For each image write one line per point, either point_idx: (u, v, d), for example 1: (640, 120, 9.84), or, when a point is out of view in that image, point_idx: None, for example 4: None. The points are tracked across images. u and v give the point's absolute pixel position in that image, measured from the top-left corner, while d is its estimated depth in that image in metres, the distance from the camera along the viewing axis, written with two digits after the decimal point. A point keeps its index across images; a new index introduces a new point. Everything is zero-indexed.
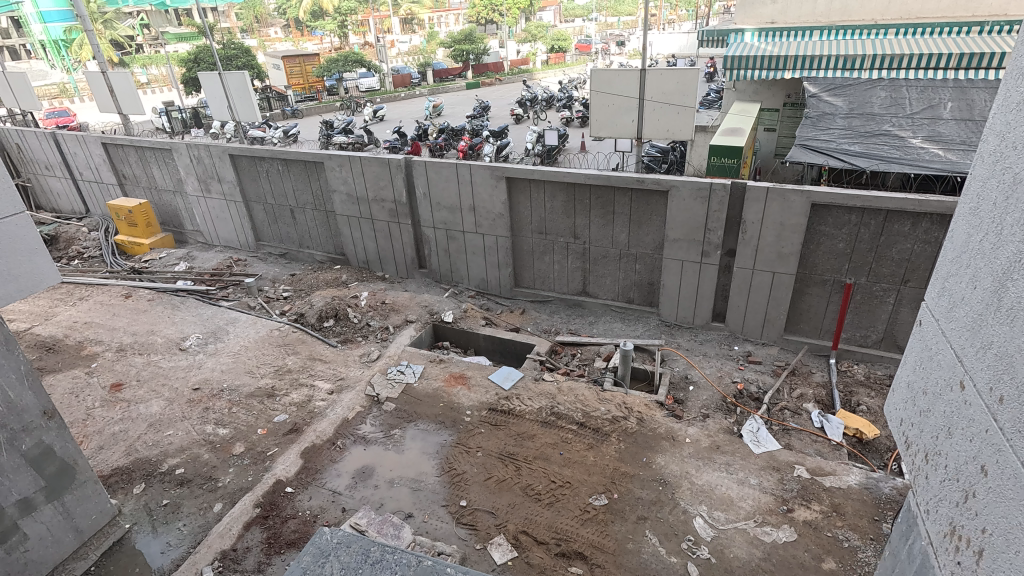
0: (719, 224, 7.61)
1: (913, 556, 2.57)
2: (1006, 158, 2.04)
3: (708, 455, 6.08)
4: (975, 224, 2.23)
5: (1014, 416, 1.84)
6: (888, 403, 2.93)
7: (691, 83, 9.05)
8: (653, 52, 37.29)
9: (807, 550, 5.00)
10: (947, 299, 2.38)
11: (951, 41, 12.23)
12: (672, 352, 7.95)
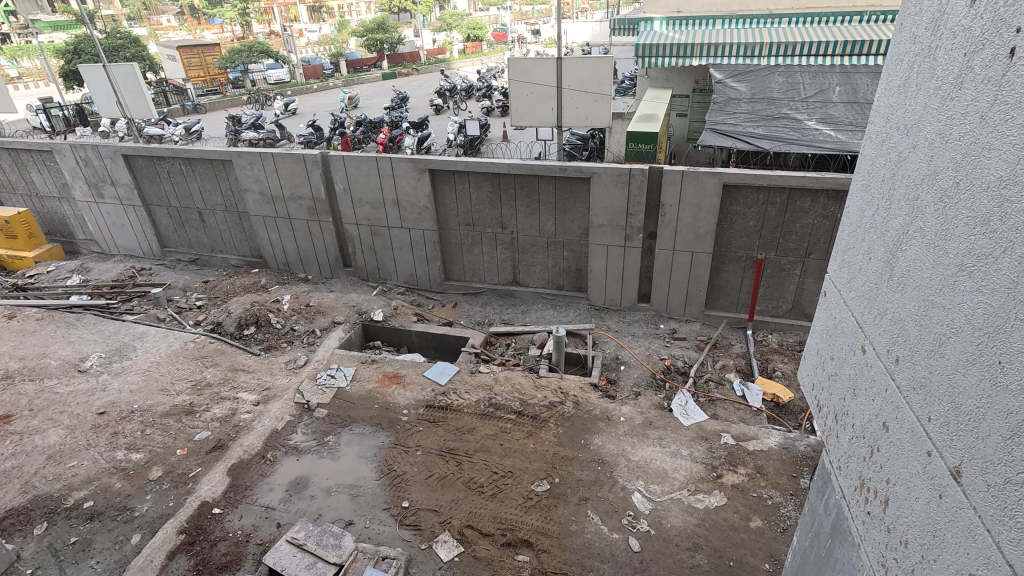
0: (640, 209, 7.85)
1: (829, 511, 2.76)
2: (891, 138, 2.22)
3: (642, 431, 6.31)
4: (867, 200, 2.41)
5: (908, 374, 2.00)
6: (801, 370, 3.13)
7: (606, 72, 9.24)
8: (568, 41, 37.76)
9: (736, 512, 5.32)
10: (846, 270, 2.58)
11: (837, 29, 13.24)
12: (603, 334, 8.15)
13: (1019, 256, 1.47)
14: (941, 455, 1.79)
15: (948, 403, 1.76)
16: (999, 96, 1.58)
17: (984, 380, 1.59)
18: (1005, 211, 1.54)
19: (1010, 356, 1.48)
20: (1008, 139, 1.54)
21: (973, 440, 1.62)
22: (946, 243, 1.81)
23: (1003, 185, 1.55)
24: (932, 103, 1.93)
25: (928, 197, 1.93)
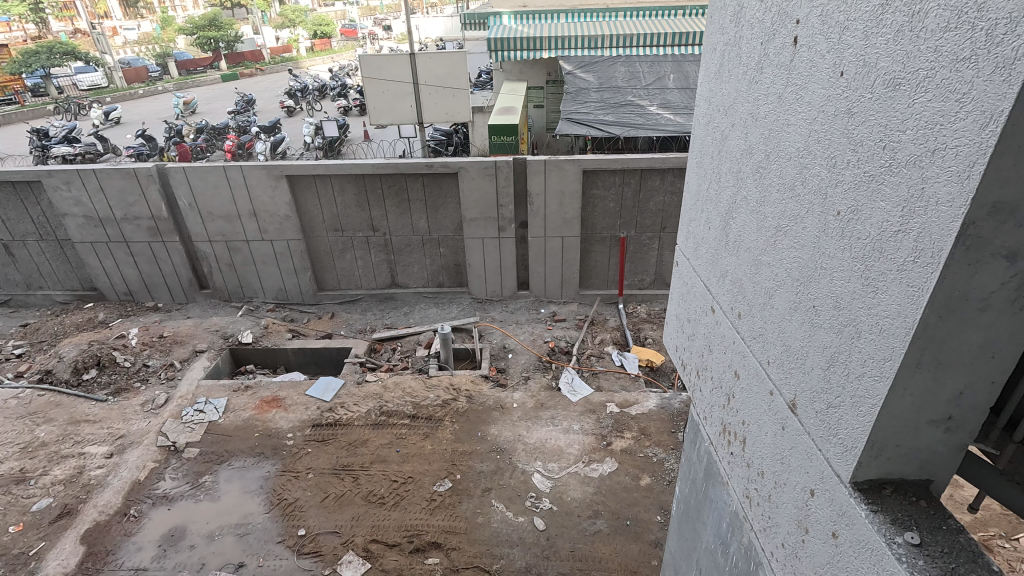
0: (509, 199, 8.04)
1: (701, 458, 3.05)
2: (713, 119, 2.49)
3: (535, 414, 6.52)
4: (701, 176, 2.69)
5: (749, 325, 2.28)
6: (665, 335, 3.43)
7: (461, 66, 9.35)
8: (421, 36, 37.30)
9: (627, 474, 5.71)
10: (692, 240, 2.86)
11: (665, 22, 14.51)
12: (488, 326, 8.25)
13: (819, 214, 1.73)
14: (781, 393, 2.05)
15: (781, 347, 2.02)
16: (790, 78, 1.83)
17: (804, 323, 1.85)
18: (805, 177, 1.80)
19: (821, 301, 1.74)
20: (800, 115, 1.79)
21: (802, 375, 1.89)
22: (766, 209, 2.06)
23: (801, 154, 1.80)
24: (742, 88, 2.19)
25: (747, 169, 2.19)
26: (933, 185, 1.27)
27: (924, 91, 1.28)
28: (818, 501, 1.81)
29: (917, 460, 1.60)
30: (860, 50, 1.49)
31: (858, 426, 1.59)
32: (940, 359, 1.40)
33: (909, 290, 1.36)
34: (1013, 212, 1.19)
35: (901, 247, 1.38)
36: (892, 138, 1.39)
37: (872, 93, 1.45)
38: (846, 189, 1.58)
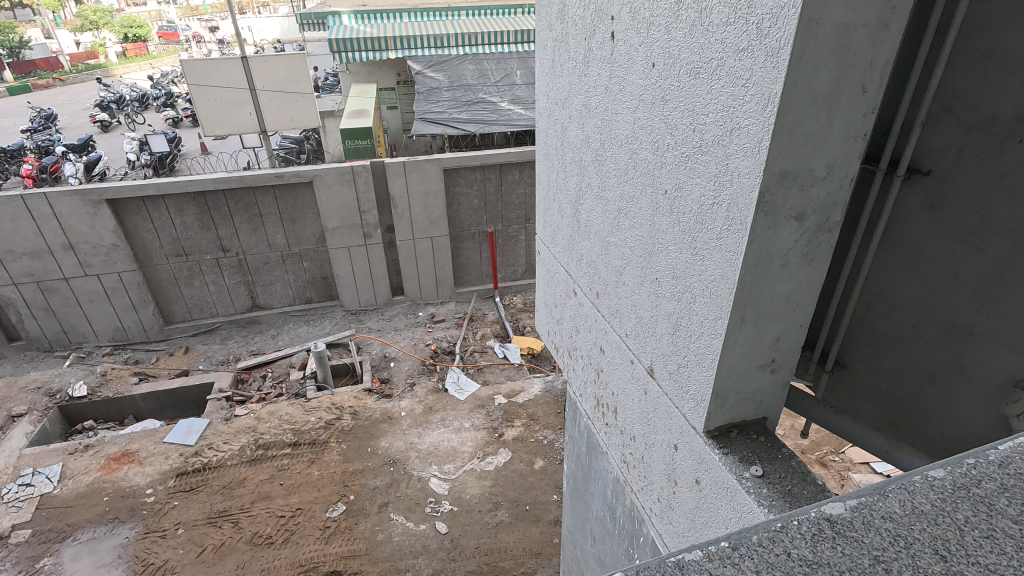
0: (371, 204, 7.79)
1: (582, 433, 3.21)
2: (553, 112, 2.62)
3: (425, 419, 6.43)
4: (549, 166, 2.82)
5: (607, 303, 2.44)
6: (537, 321, 3.55)
7: (302, 69, 8.78)
8: (255, 38, 34.58)
9: (522, 460, 5.86)
10: (549, 229, 2.99)
11: (507, 20, 14.92)
12: (366, 337, 7.91)
13: (650, 195, 1.89)
14: (639, 361, 2.22)
15: (635, 319, 2.19)
16: (613, 71, 1.98)
17: (651, 295, 2.02)
18: (635, 161, 1.95)
19: (662, 273, 1.91)
20: (624, 105, 1.94)
21: (655, 343, 2.06)
22: (607, 193, 2.21)
23: (630, 141, 1.96)
24: (573, 82, 2.32)
25: (587, 158, 2.33)
26: (734, 161, 1.44)
27: (717, 78, 1.45)
28: (682, 454, 1.99)
29: (753, 402, 1.83)
30: (666, 45, 1.65)
31: (703, 381, 1.77)
32: (758, 312, 1.61)
33: (728, 255, 1.53)
34: (796, 177, 1.39)
35: (717, 217, 1.56)
36: (699, 121, 1.55)
37: (680, 81, 1.61)
38: (669, 169, 1.75)
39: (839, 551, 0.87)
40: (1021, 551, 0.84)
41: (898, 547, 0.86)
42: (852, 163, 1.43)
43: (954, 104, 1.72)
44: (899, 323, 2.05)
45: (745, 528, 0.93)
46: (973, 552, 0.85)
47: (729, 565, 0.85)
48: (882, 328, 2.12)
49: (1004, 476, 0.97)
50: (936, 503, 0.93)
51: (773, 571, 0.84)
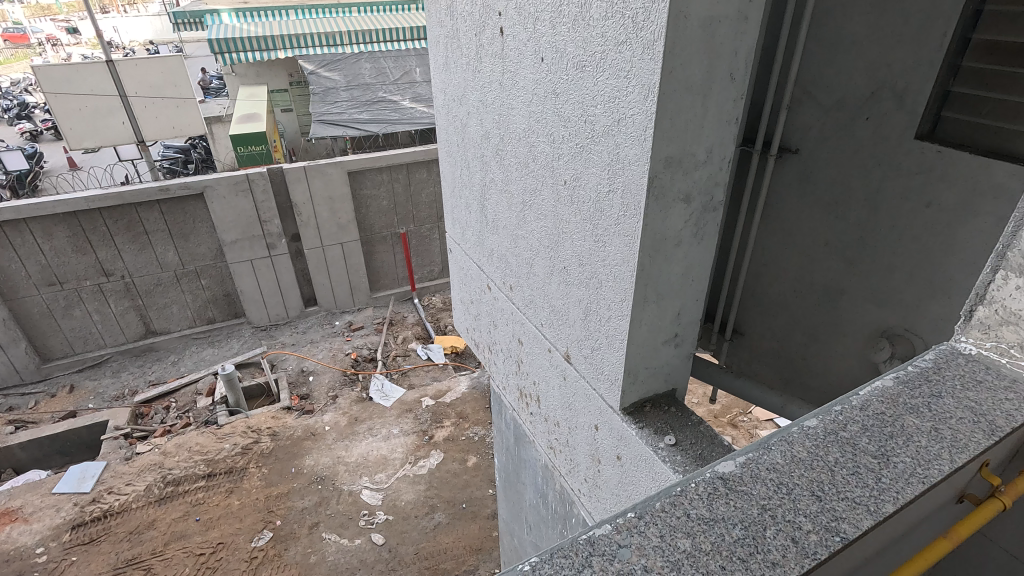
0: (272, 213, 7.39)
1: (509, 425, 3.25)
2: (451, 109, 2.60)
3: (350, 431, 6.22)
4: (453, 164, 2.81)
5: (520, 295, 2.47)
6: (456, 319, 3.54)
7: (181, 73, 8.23)
8: (122, 40, 31.46)
9: (454, 460, 5.83)
10: (459, 227, 2.98)
11: (401, 16, 14.64)
12: (280, 353, 7.46)
13: (551, 186, 1.93)
14: (556, 349, 2.28)
15: (548, 308, 2.24)
16: (505, 66, 2.00)
17: (561, 283, 2.07)
18: (534, 154, 1.99)
19: (569, 262, 1.97)
20: (519, 99, 1.97)
21: (568, 329, 2.12)
22: (510, 187, 2.24)
23: (527, 134, 1.99)
24: (468, 78, 2.32)
25: (488, 153, 2.35)
26: (624, 149, 1.51)
27: (602, 71, 1.51)
28: (602, 434, 2.07)
29: (662, 375, 1.93)
30: (551, 39, 1.69)
31: (616, 360, 1.85)
32: (659, 291, 1.70)
33: (627, 239, 1.60)
34: (680, 162, 1.48)
35: (614, 204, 1.62)
36: (589, 112, 1.61)
37: (567, 75, 1.66)
38: (566, 160, 1.80)
39: (732, 505, 0.95)
40: (879, 481, 0.97)
41: (782, 494, 0.95)
42: (728, 146, 1.55)
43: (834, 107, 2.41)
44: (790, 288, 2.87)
45: (650, 495, 0.98)
46: (842, 489, 0.96)
47: (636, 533, 0.90)
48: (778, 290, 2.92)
49: (864, 418, 1.12)
50: (811, 449, 1.04)
51: (675, 532, 0.90)
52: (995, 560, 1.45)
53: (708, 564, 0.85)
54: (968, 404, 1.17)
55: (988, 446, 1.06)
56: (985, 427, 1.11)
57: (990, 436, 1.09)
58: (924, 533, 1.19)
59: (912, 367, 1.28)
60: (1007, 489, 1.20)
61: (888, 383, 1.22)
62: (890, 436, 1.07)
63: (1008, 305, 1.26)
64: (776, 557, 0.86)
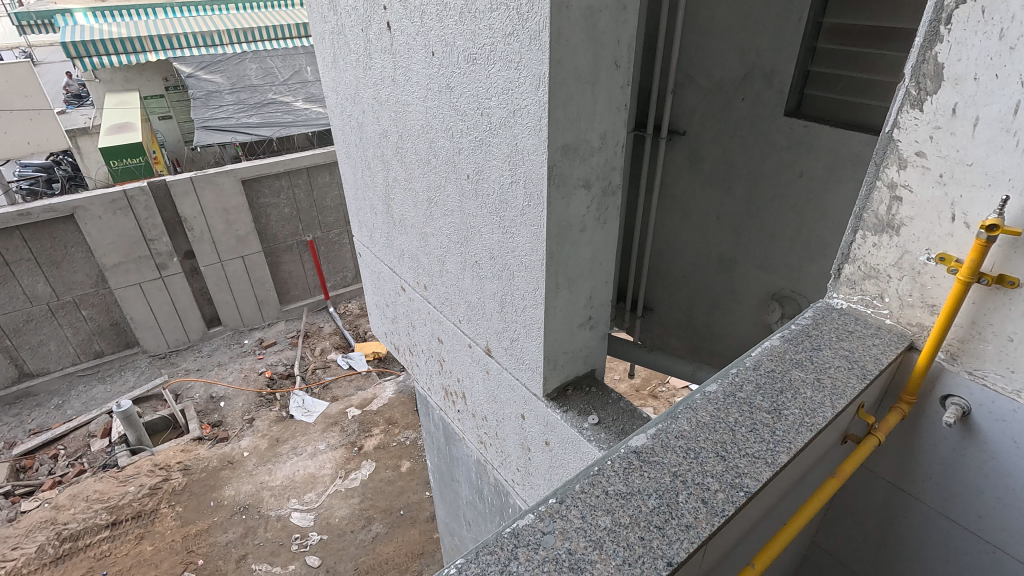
0: (159, 231, 6.78)
1: (438, 426, 3.21)
2: (345, 108, 2.51)
3: (272, 454, 5.89)
4: (353, 165, 2.71)
5: (436, 294, 2.44)
6: (372, 325, 3.44)
7: (32, 81, 7.44)
8: None
9: (387, 467, 5.69)
10: (366, 230, 2.89)
11: (283, 13, 13.95)
12: (184, 380, 6.87)
13: (454, 181, 1.92)
14: (476, 343, 2.27)
15: (464, 304, 2.23)
16: (396, 62, 1.95)
17: (474, 277, 2.07)
18: (434, 150, 1.96)
19: (480, 256, 1.97)
20: (413, 95, 1.93)
21: (486, 323, 2.12)
22: (414, 185, 2.20)
23: (425, 130, 1.96)
24: (359, 75, 2.23)
25: (388, 152, 2.28)
26: (522, 140, 1.52)
27: (493, 63, 1.51)
28: (530, 422, 2.09)
29: (581, 358, 1.98)
30: (440, 33, 1.66)
31: (535, 348, 1.87)
32: (569, 276, 1.74)
33: (533, 229, 1.62)
34: (576, 150, 1.52)
35: (518, 194, 1.63)
36: (484, 105, 1.61)
37: (460, 68, 1.64)
38: (467, 155, 1.78)
39: (647, 476, 0.99)
40: (774, 434, 1.06)
41: (690, 459, 1.01)
42: (621, 131, 1.60)
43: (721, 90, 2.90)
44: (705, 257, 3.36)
45: (569, 478, 1.00)
46: (743, 446, 1.03)
47: (558, 518, 0.92)
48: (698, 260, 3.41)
49: (757, 377, 1.21)
50: (713, 413, 1.11)
51: (594, 511, 0.93)
52: (879, 489, 1.63)
53: (628, 537, 0.89)
54: (843, 353, 1.30)
55: (861, 389, 1.18)
56: (859, 372, 1.24)
57: (862, 380, 1.22)
58: (819, 471, 1.33)
59: (795, 326, 1.40)
60: (880, 423, 1.36)
61: (776, 342, 1.33)
62: (780, 392, 1.17)
63: (868, 261, 1.41)
64: (690, 519, 0.91)
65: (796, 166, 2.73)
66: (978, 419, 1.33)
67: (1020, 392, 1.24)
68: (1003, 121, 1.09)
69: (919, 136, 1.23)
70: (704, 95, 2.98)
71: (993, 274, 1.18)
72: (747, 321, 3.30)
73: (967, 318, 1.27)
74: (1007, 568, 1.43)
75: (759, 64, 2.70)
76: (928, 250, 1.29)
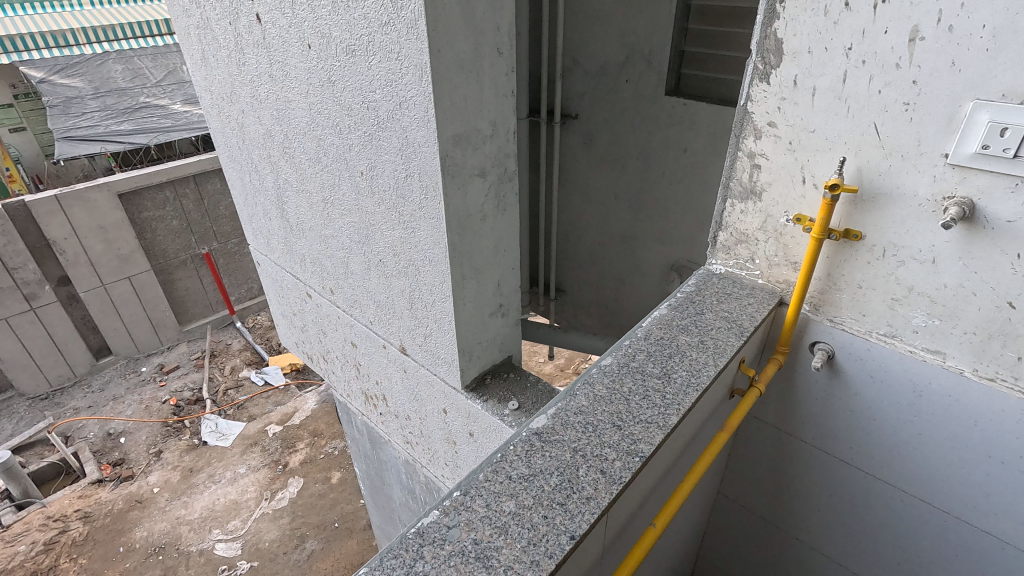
0: (21, 256, 5.90)
1: (362, 432, 3.11)
2: (222, 108, 2.34)
3: (187, 485, 5.32)
4: (239, 169, 2.53)
5: (343, 297, 2.35)
6: (282, 336, 3.29)
7: None
8: None
9: (316, 481, 5.29)
10: (261, 237, 2.73)
11: (147, 7, 12.75)
12: (75, 420, 6.05)
13: (348, 179, 1.85)
14: (390, 343, 2.22)
15: (374, 305, 2.17)
16: (271, 57, 1.83)
17: (380, 276, 2.01)
18: (324, 148, 1.87)
19: (383, 254, 1.92)
20: (294, 91, 1.83)
21: (397, 322, 2.08)
22: (307, 186, 2.09)
23: (311, 128, 1.86)
24: (233, 72, 2.08)
25: (274, 152, 2.16)
26: (411, 132, 1.49)
27: (373, 54, 1.46)
28: (452, 416, 2.07)
29: (496, 346, 2.00)
30: (314, 24, 1.57)
31: (448, 342, 1.86)
32: (475, 266, 1.74)
33: (432, 222, 1.60)
34: (467, 139, 1.51)
35: (412, 187, 1.60)
36: (369, 98, 1.55)
37: (339, 61, 1.57)
38: (358, 151, 1.72)
39: (548, 456, 1.02)
40: (664, 398, 1.13)
41: (589, 433, 1.05)
42: (510, 118, 1.62)
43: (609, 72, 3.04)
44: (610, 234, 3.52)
45: (474, 469, 1.01)
46: (637, 414, 1.09)
47: (463, 510, 0.92)
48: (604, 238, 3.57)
49: (648, 346, 1.28)
50: (609, 386, 1.16)
51: (499, 498, 0.94)
52: (770, 436, 1.78)
53: (532, 518, 0.90)
54: (724, 315, 1.40)
55: (740, 345, 1.28)
56: (737, 329, 1.34)
57: (741, 336, 1.32)
58: (712, 425, 1.44)
59: (680, 294, 1.50)
60: (761, 375, 1.50)
61: (664, 311, 1.42)
62: (670, 357, 1.24)
63: (738, 227, 1.53)
64: (590, 491, 0.94)
65: (680, 142, 2.92)
66: (842, 360, 1.48)
67: (870, 331, 1.40)
68: (834, 89, 1.21)
69: (769, 107, 1.33)
70: (592, 79, 3.12)
71: (840, 230, 1.31)
72: (655, 291, 3.50)
73: (824, 271, 1.41)
74: (875, 490, 1.60)
75: (637, 46, 2.86)
76: (786, 213, 1.40)
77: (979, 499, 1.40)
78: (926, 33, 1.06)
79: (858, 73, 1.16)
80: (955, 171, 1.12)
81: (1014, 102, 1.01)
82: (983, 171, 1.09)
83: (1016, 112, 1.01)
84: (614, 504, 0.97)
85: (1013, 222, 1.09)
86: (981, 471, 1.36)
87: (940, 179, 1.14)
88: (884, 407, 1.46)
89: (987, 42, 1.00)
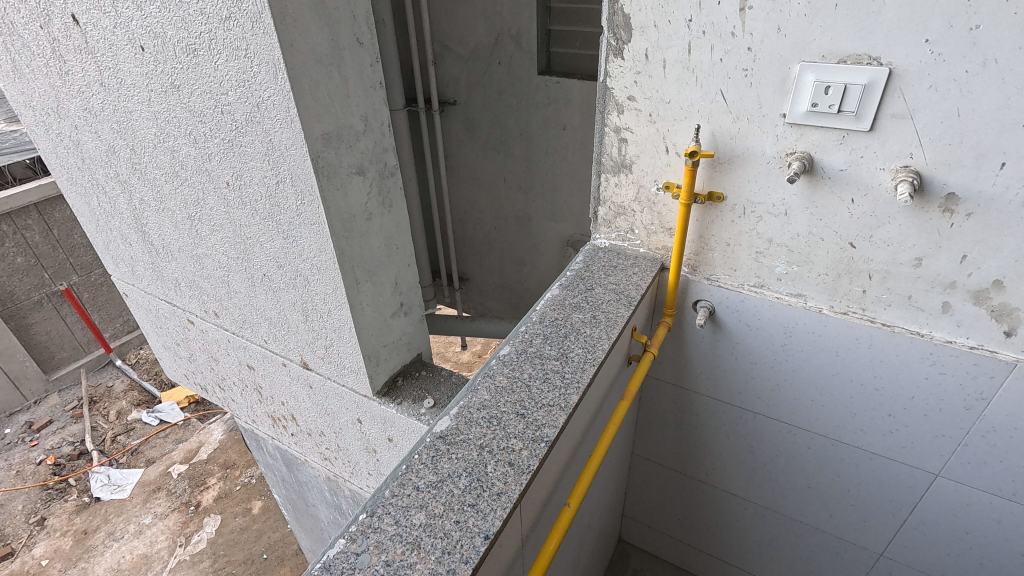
0: None
1: (276, 455, 2.92)
2: (50, 123, 2.02)
3: (82, 549, 4.70)
4: (84, 192, 2.24)
5: (232, 318, 2.17)
6: (166, 369, 2.97)
7: None
8: None
9: (235, 515, 4.91)
10: (124, 264, 2.44)
11: None
12: None
13: (214, 192, 1.69)
14: (290, 360, 2.09)
15: (266, 322, 2.02)
16: (100, 63, 1.62)
17: (267, 292, 1.88)
18: (179, 160, 1.69)
19: (266, 268, 1.79)
20: (133, 100, 1.64)
21: (294, 336, 1.96)
22: (168, 204, 1.89)
23: (161, 139, 1.67)
24: (55, 83, 1.81)
25: (124, 169, 1.92)
26: (274, 135, 1.38)
27: (218, 52, 1.33)
28: (367, 424, 1.99)
29: (404, 346, 1.95)
30: (143, 22, 1.40)
31: (351, 350, 1.77)
32: (367, 268, 1.67)
33: (313, 228, 1.51)
34: (339, 138, 1.43)
35: (286, 194, 1.49)
36: (222, 102, 1.42)
37: (180, 62, 1.42)
38: (218, 159, 1.58)
39: (455, 458, 1.01)
40: (564, 379, 1.15)
41: (494, 427, 1.05)
42: (382, 111, 1.56)
43: (483, 54, 3.01)
44: (506, 216, 3.55)
45: (379, 487, 0.97)
46: (539, 399, 1.10)
47: (372, 533, 0.89)
48: (500, 221, 3.60)
49: (544, 329, 1.30)
50: (509, 375, 1.17)
51: (408, 512, 0.91)
52: (667, 392, 1.89)
53: (444, 526, 0.89)
54: (613, 288, 1.45)
55: (629, 315, 1.34)
56: (625, 301, 1.40)
57: (629, 306, 1.37)
58: (614, 394, 1.51)
59: (570, 273, 1.53)
60: (653, 339, 1.58)
61: (556, 291, 1.45)
62: (565, 337, 1.27)
63: (615, 201, 1.58)
64: (500, 486, 0.94)
65: (559, 120, 3.01)
66: (722, 314, 1.60)
67: (742, 284, 1.52)
68: (682, 60, 1.28)
69: (626, 82, 1.38)
70: (464, 63, 3.10)
71: (704, 194, 1.40)
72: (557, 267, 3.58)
73: (695, 233, 1.50)
74: (765, 426, 1.76)
75: (505, 27, 2.87)
76: (656, 181, 1.47)
77: (848, 419, 1.58)
78: (753, 3, 1.14)
79: (700, 44, 1.23)
80: (793, 129, 1.22)
81: (833, 62, 1.12)
82: (816, 127, 1.20)
83: (836, 71, 1.11)
84: (527, 493, 0.98)
85: (845, 169, 1.22)
86: (847, 395, 1.54)
87: (782, 138, 1.25)
88: (762, 350, 1.60)
89: (804, 8, 1.10)
